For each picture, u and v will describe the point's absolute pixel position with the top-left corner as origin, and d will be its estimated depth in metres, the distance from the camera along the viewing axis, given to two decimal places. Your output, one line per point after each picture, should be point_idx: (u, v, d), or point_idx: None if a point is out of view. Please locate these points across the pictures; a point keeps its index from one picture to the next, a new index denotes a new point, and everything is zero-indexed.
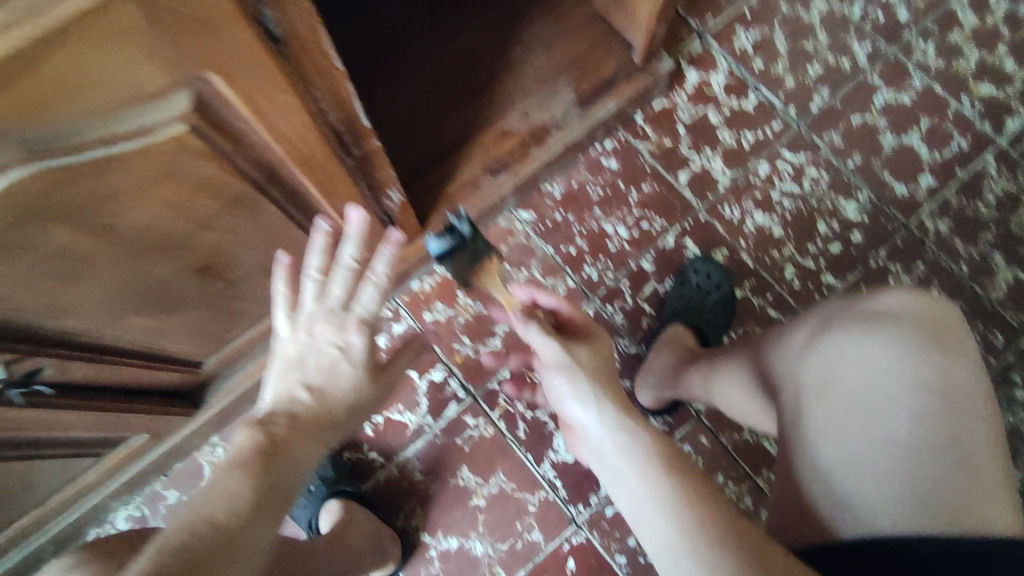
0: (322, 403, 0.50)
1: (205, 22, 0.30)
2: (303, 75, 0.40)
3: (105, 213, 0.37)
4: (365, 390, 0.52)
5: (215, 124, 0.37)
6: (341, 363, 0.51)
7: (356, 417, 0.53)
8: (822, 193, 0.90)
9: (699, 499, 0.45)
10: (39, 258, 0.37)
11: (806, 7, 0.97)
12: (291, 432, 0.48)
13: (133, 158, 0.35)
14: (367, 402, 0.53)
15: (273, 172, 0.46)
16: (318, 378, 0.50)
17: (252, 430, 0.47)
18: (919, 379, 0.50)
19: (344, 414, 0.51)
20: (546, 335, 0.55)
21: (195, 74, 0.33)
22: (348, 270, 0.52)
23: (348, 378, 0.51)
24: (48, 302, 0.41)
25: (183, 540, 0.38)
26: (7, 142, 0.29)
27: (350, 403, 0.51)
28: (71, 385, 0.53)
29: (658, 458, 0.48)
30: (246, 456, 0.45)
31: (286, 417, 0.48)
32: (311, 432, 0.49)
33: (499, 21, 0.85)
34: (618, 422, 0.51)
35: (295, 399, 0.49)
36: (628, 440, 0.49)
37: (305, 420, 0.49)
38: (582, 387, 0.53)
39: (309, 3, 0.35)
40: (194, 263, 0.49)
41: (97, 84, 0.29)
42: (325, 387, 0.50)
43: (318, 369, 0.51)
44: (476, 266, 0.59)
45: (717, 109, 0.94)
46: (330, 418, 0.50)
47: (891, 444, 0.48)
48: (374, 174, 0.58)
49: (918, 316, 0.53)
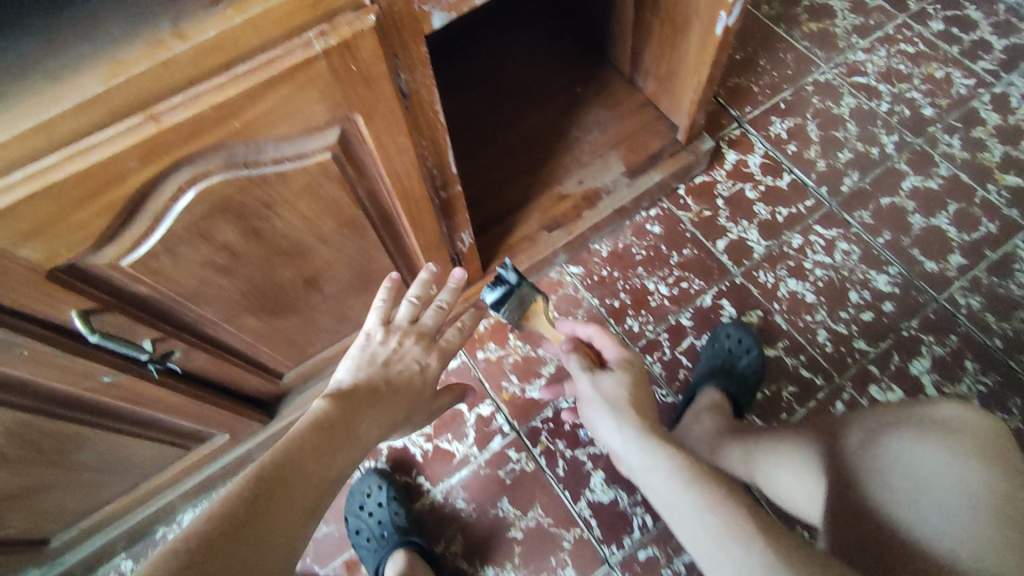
0: (393, 390, 0.60)
1: (364, 76, 0.42)
2: (417, 126, 0.52)
3: (259, 218, 0.48)
4: (421, 393, 0.62)
5: (348, 154, 0.49)
6: (416, 372, 0.62)
7: (412, 407, 0.63)
8: (853, 265, 0.96)
9: (719, 495, 0.52)
10: (205, 249, 0.48)
11: (837, 102, 1.08)
12: (362, 404, 0.56)
13: (291, 176, 0.46)
14: (419, 403, 0.63)
15: (379, 201, 0.57)
16: (395, 371, 0.61)
17: (332, 398, 0.55)
18: (970, 487, 0.49)
19: (404, 404, 0.60)
20: (580, 368, 0.68)
21: (347, 116, 0.44)
22: (438, 307, 0.67)
23: (415, 381, 0.62)
24: (199, 289, 0.52)
25: (257, 478, 0.45)
26: (219, 153, 0.41)
27: (409, 394, 0.61)
28: (188, 373, 0.62)
29: (687, 471, 0.55)
30: (320, 419, 0.52)
31: (357, 392, 0.57)
32: (374, 414, 0.57)
33: (562, 106, 0.99)
34: (643, 438, 0.59)
35: (374, 380, 0.59)
36: (653, 454, 0.57)
37: (376, 394, 0.58)
38: (626, 414, 0.62)
39: (432, 72, 0.47)
40: (305, 274, 0.60)
41: (286, 116, 0.41)
42: (398, 378, 0.61)
43: (397, 370, 0.61)
44: (524, 309, 0.70)
45: (754, 186, 1.03)
46: (389, 404, 0.59)
47: (935, 536, 0.47)
48: (452, 217, 0.69)
49: (976, 431, 0.52)
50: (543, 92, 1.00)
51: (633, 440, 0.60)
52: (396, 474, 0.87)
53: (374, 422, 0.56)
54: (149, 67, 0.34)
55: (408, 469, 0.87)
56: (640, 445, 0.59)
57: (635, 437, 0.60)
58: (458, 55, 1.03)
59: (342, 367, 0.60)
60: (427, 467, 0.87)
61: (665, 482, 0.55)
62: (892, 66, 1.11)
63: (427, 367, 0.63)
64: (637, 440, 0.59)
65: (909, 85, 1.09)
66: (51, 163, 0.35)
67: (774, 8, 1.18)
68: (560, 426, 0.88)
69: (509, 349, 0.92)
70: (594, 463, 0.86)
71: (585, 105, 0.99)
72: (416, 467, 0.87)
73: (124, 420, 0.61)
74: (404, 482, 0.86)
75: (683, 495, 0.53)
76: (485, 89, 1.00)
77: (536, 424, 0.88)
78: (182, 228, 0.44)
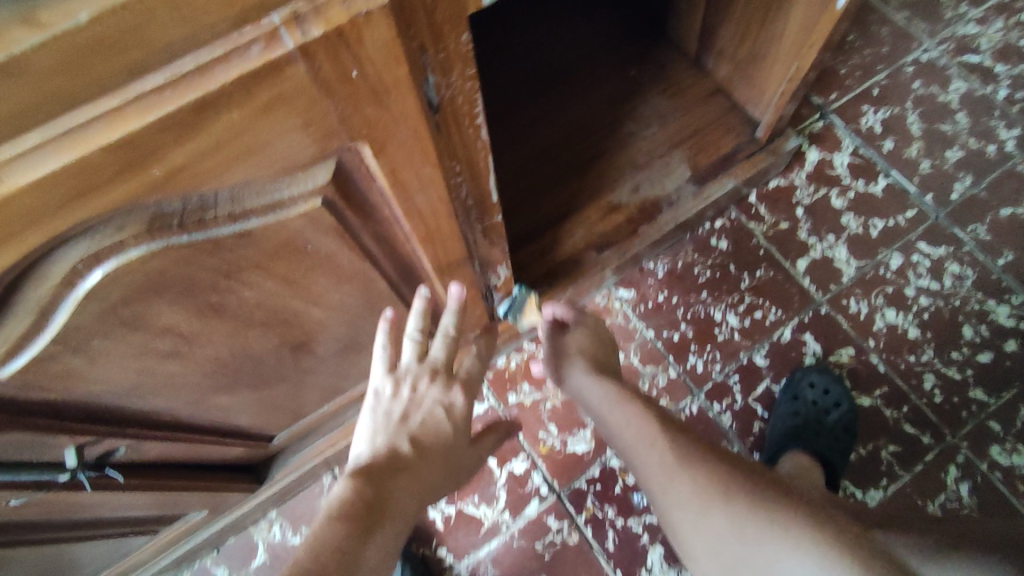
0: (424, 456, 0.44)
1: (374, 88, 0.26)
2: (451, 148, 0.35)
3: (216, 290, 0.33)
4: (458, 450, 0.47)
5: (350, 197, 0.32)
6: (445, 421, 0.46)
7: (454, 469, 0.47)
8: (966, 292, 0.79)
9: (701, 464, 0.48)
10: (138, 337, 0.32)
11: (943, 88, 0.90)
12: (394, 482, 0.41)
13: (260, 234, 0.30)
14: (460, 462, 0.48)
15: (394, 247, 0.41)
16: (421, 429, 0.45)
17: (352, 479, 0.40)
18: None
19: (442, 465, 0.45)
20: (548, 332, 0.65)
21: (346, 145, 0.28)
22: (444, 337, 0.49)
23: (447, 434, 0.46)
24: (140, 380, 0.36)
25: None
26: (136, 212, 0.25)
27: (446, 452, 0.46)
28: (143, 463, 0.47)
29: (653, 420, 0.53)
30: (342, 508, 0.38)
31: (387, 465, 0.42)
32: (414, 482, 0.42)
33: (613, 92, 0.81)
34: (614, 400, 0.55)
35: (399, 449, 0.43)
36: (619, 406, 0.55)
37: (407, 473, 0.42)
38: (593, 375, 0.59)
39: (475, 70, 0.31)
40: (294, 340, 0.44)
41: (243, 152, 0.25)
42: (426, 437, 0.45)
43: (421, 424, 0.45)
44: (523, 306, 0.68)
45: (841, 191, 0.85)
46: (429, 466, 0.44)
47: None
48: (485, 252, 0.52)
49: None
50: (589, 76, 0.82)
51: (596, 396, 0.57)
52: (413, 544, 0.72)
53: (416, 495, 0.42)
54: None
55: (427, 537, 0.72)
56: (607, 399, 0.56)
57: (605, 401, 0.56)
58: (489, 29, 0.85)
59: (357, 439, 0.45)
60: (449, 536, 0.72)
61: (639, 444, 0.52)
62: (1011, 42, 0.91)
63: (454, 413, 0.47)
64: (604, 391, 0.57)
65: None
66: None
67: None
68: (609, 487, 0.72)
69: (547, 391, 0.76)
70: (651, 536, 0.70)
71: (642, 92, 0.81)
72: (436, 537, 0.72)
73: (59, 530, 0.46)
74: (424, 555, 0.71)
75: (692, 505, 0.46)
76: (518, 73, 0.82)
77: (581, 486, 0.73)
78: (92, 317, 0.29)
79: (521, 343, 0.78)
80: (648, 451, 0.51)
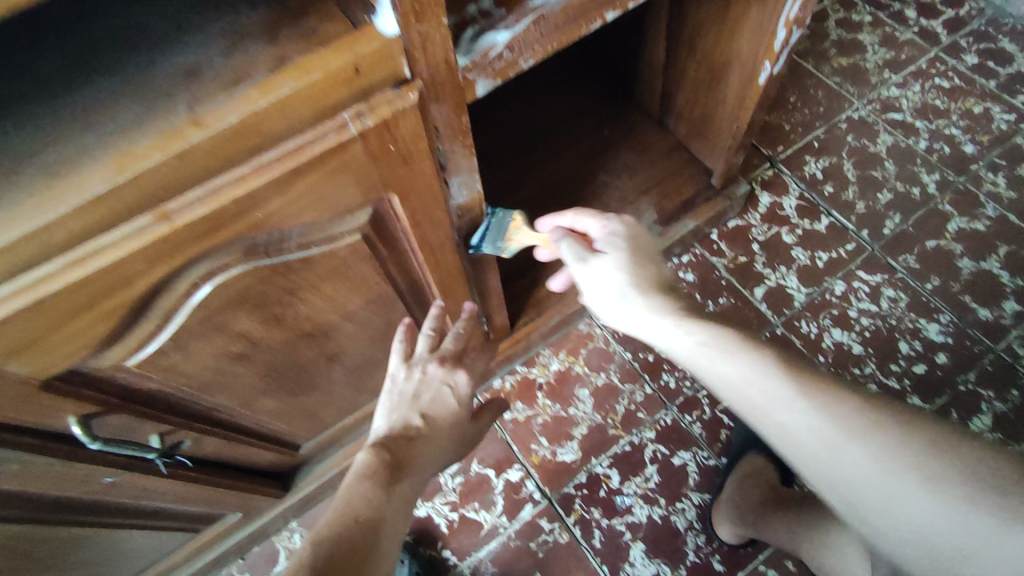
0: (433, 430, 0.55)
1: (403, 157, 0.38)
2: (454, 197, 0.47)
3: (281, 305, 0.44)
4: (463, 423, 0.57)
5: (380, 234, 0.44)
6: (450, 400, 0.57)
7: (462, 438, 0.58)
8: (901, 312, 0.91)
9: (821, 389, 0.43)
10: (220, 341, 0.43)
11: (873, 140, 1.05)
12: (409, 450, 0.53)
13: (318, 260, 0.41)
14: (465, 430, 0.59)
15: (409, 274, 0.52)
16: (429, 406, 0.55)
17: (376, 450, 0.52)
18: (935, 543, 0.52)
19: (452, 435, 0.56)
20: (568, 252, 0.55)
21: (382, 196, 0.40)
22: (455, 333, 0.59)
23: (453, 409, 0.56)
24: (214, 378, 0.47)
25: (325, 550, 0.43)
26: (239, 244, 0.36)
27: (454, 425, 0.56)
28: (200, 459, 0.57)
29: (762, 358, 0.45)
30: (374, 471, 0.50)
31: (404, 440, 0.53)
32: (428, 451, 0.54)
33: (589, 149, 0.95)
34: (695, 326, 0.49)
35: (411, 424, 0.54)
36: (710, 333, 0.48)
37: (418, 446, 0.53)
38: (656, 301, 0.51)
39: (472, 142, 0.43)
40: (328, 352, 0.55)
41: (315, 201, 0.37)
42: (435, 413, 0.56)
43: (430, 403, 0.56)
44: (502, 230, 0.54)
45: (790, 229, 0.98)
46: (441, 436, 0.55)
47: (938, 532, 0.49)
48: (483, 282, 0.63)
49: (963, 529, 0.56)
50: (567, 135, 0.96)
51: (665, 321, 0.50)
52: (420, 547, 0.80)
53: (432, 461, 0.54)
54: (161, 159, 0.30)
55: (433, 541, 0.81)
56: (687, 328, 0.49)
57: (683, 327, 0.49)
58: (483, 101, 0.99)
59: (379, 415, 0.56)
60: (453, 539, 0.81)
61: (748, 380, 0.45)
62: (927, 101, 1.08)
63: (458, 392, 0.57)
64: (672, 313, 0.50)
65: (947, 121, 1.06)
66: (46, 273, 0.30)
67: (801, 44, 1.16)
68: (594, 492, 0.81)
69: (538, 408, 0.87)
70: (633, 533, 0.79)
71: (614, 148, 0.95)
72: (441, 539, 0.80)
73: (127, 516, 0.55)
74: (429, 557, 0.80)
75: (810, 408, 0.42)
76: (506, 133, 0.96)
77: (570, 491, 0.82)
78: (195, 323, 0.40)
79: (514, 367, 0.89)
80: (753, 381, 0.44)
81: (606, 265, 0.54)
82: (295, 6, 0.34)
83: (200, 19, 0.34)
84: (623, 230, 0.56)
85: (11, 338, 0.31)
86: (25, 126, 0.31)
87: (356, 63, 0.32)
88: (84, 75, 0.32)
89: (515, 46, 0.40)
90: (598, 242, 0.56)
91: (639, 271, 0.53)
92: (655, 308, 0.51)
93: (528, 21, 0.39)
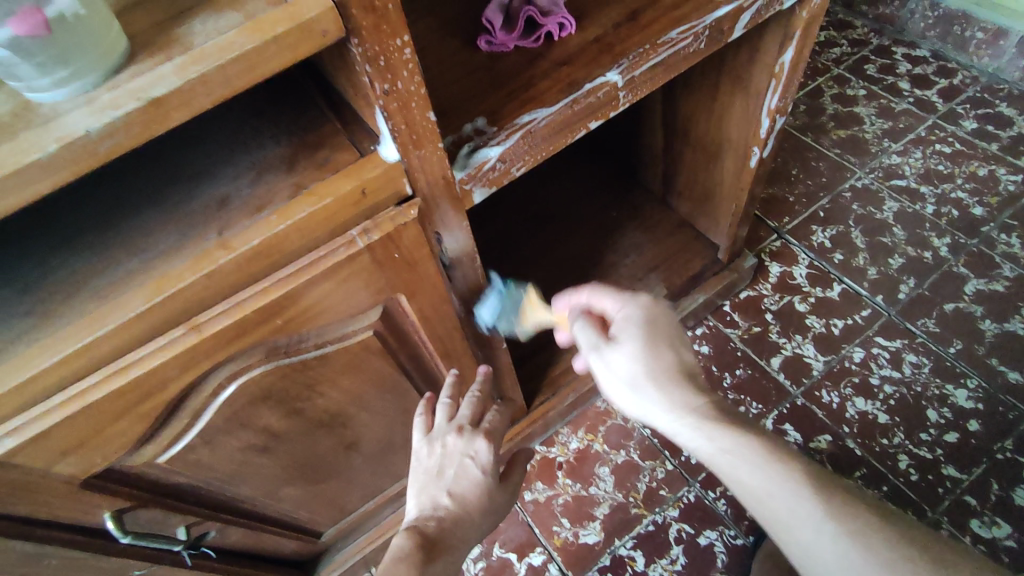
0: (461, 506, 0.53)
1: (408, 261, 0.41)
2: (460, 290, 0.51)
3: (300, 399, 0.47)
4: (492, 493, 0.55)
5: (391, 328, 0.47)
6: (474, 471, 0.54)
7: (493, 512, 0.55)
8: (925, 378, 0.89)
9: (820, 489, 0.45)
10: (245, 434, 0.46)
11: (879, 207, 1.07)
12: (442, 531, 0.51)
13: (333, 356, 0.45)
14: (497, 503, 0.56)
15: (421, 362, 0.55)
16: (454, 482, 0.53)
17: (408, 534, 0.50)
18: None
19: (484, 508, 0.54)
20: (589, 336, 0.55)
21: (391, 295, 0.44)
22: (472, 399, 0.58)
23: (478, 480, 0.54)
24: (239, 469, 0.50)
25: None
26: (262, 346, 0.40)
27: (484, 498, 0.54)
28: (225, 549, 0.59)
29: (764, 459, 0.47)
30: (406, 554, 0.48)
31: (434, 520, 0.51)
32: (461, 529, 0.51)
33: (598, 230, 0.99)
34: (700, 422, 0.49)
35: (439, 503, 0.52)
36: (732, 438, 0.48)
37: (447, 525, 0.51)
38: (666, 384, 0.51)
39: (472, 241, 0.47)
40: (346, 440, 0.57)
41: (329, 304, 0.40)
42: (461, 488, 0.53)
43: (456, 476, 0.54)
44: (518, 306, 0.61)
45: (803, 298, 0.99)
46: (473, 506, 0.53)
47: None
48: (496, 365, 0.65)
49: None
50: (576, 217, 1.01)
51: (673, 411, 0.50)
52: None
53: (467, 537, 0.52)
54: (194, 278, 0.34)
55: None
56: (701, 430, 0.49)
57: (691, 424, 0.49)
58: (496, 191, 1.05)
59: (409, 497, 0.55)
60: None
61: (761, 487, 0.47)
62: (930, 167, 1.11)
63: (482, 460, 0.55)
64: (680, 398, 0.50)
65: (952, 184, 1.08)
66: (91, 383, 0.34)
67: (799, 121, 1.21)
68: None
69: (558, 488, 0.86)
70: None
71: (622, 227, 0.99)
72: None
73: None
74: None
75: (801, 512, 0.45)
76: (517, 217, 1.01)
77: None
78: (221, 419, 0.43)
79: (533, 446, 0.89)
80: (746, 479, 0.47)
81: (622, 350, 0.52)
82: (312, 141, 0.39)
83: (234, 156, 0.40)
84: (648, 313, 0.54)
85: (58, 441, 0.35)
86: (83, 255, 0.36)
87: (364, 186, 0.37)
88: (135, 208, 0.38)
89: (507, 159, 0.44)
90: (613, 326, 0.55)
91: (658, 354, 0.52)
92: (667, 397, 0.50)
93: (517, 137, 0.44)
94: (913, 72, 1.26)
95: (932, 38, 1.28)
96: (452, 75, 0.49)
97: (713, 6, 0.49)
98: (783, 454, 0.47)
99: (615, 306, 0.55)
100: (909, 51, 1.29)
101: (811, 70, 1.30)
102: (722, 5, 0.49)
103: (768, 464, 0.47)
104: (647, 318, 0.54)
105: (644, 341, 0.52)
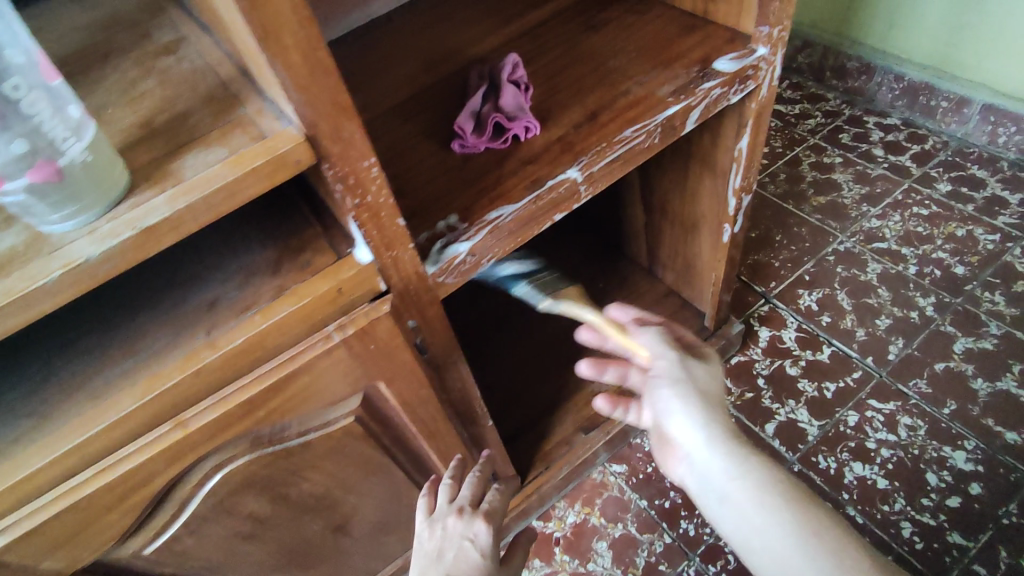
0: None
1: (384, 352, 0.44)
2: (439, 374, 0.53)
3: (286, 484, 0.49)
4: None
5: (373, 414, 0.50)
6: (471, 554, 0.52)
7: None
8: (922, 441, 0.89)
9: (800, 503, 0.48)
10: (231, 522, 0.48)
11: (863, 270, 1.10)
12: None
13: (316, 443, 0.47)
14: None
15: (406, 444, 0.57)
16: (452, 563, 0.51)
17: None
18: None
19: None
20: (664, 343, 0.60)
21: (371, 383, 0.46)
22: (472, 480, 0.60)
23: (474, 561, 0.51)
24: (226, 557, 0.51)
25: None
26: (245, 437, 0.42)
27: None
28: None
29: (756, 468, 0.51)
30: None
31: None
32: None
33: (587, 302, 1.02)
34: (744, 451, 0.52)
35: None
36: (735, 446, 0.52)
37: None
38: (719, 409, 0.55)
39: (447, 328, 0.50)
40: (334, 523, 0.58)
41: (310, 394, 0.43)
42: (457, 570, 0.50)
43: (454, 559, 0.51)
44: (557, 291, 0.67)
45: (793, 361, 1.00)
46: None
47: None
48: (483, 442, 0.67)
49: None
50: None
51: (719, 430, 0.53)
52: None
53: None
54: (182, 377, 0.37)
55: None
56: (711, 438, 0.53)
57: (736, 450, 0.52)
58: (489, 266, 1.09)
59: None
60: None
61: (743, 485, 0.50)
62: (910, 229, 1.14)
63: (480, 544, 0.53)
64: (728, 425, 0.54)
65: (932, 245, 1.11)
66: (83, 478, 0.37)
67: (779, 189, 1.26)
68: None
69: (556, 565, 0.85)
70: None
71: (611, 299, 1.03)
72: None
73: None
74: None
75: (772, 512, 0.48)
76: (508, 293, 1.04)
77: None
78: (207, 508, 0.45)
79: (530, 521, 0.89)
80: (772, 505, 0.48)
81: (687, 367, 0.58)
82: (295, 244, 0.43)
83: (225, 259, 0.44)
84: (711, 358, 0.61)
85: (48, 536, 0.37)
86: (82, 356, 0.39)
87: (340, 284, 0.40)
88: (132, 310, 0.41)
89: (477, 252, 0.48)
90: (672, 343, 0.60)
91: (712, 385, 0.57)
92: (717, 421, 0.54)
93: (485, 231, 0.48)
94: (886, 139, 1.32)
95: (901, 107, 1.35)
96: (429, 176, 0.54)
97: (664, 106, 0.54)
98: (820, 503, 0.49)
99: (684, 342, 0.63)
100: (881, 120, 1.36)
101: (789, 140, 1.37)
102: (671, 103, 0.54)
103: (802, 501, 0.48)
104: (713, 359, 0.61)
105: (707, 370, 0.59)
